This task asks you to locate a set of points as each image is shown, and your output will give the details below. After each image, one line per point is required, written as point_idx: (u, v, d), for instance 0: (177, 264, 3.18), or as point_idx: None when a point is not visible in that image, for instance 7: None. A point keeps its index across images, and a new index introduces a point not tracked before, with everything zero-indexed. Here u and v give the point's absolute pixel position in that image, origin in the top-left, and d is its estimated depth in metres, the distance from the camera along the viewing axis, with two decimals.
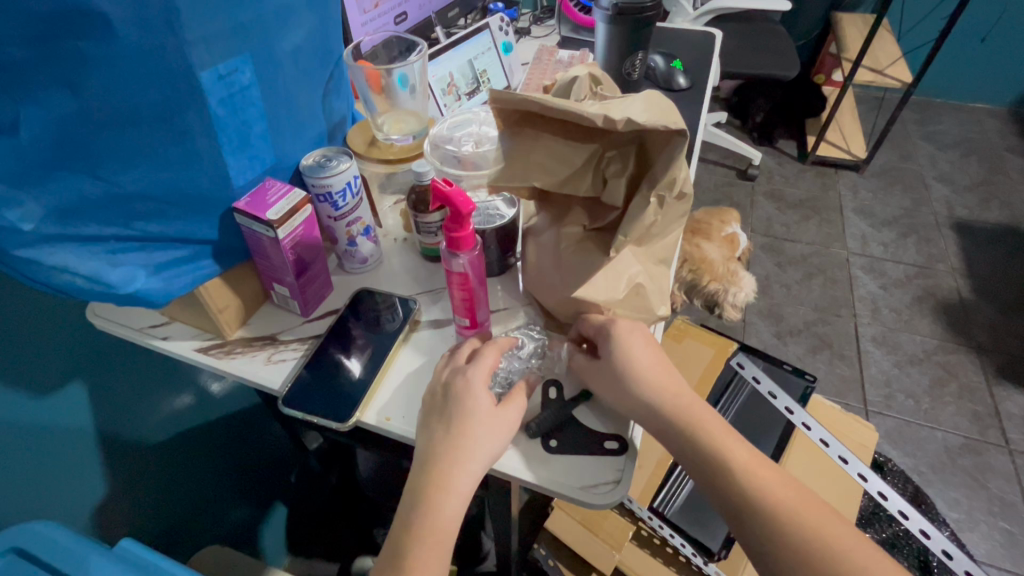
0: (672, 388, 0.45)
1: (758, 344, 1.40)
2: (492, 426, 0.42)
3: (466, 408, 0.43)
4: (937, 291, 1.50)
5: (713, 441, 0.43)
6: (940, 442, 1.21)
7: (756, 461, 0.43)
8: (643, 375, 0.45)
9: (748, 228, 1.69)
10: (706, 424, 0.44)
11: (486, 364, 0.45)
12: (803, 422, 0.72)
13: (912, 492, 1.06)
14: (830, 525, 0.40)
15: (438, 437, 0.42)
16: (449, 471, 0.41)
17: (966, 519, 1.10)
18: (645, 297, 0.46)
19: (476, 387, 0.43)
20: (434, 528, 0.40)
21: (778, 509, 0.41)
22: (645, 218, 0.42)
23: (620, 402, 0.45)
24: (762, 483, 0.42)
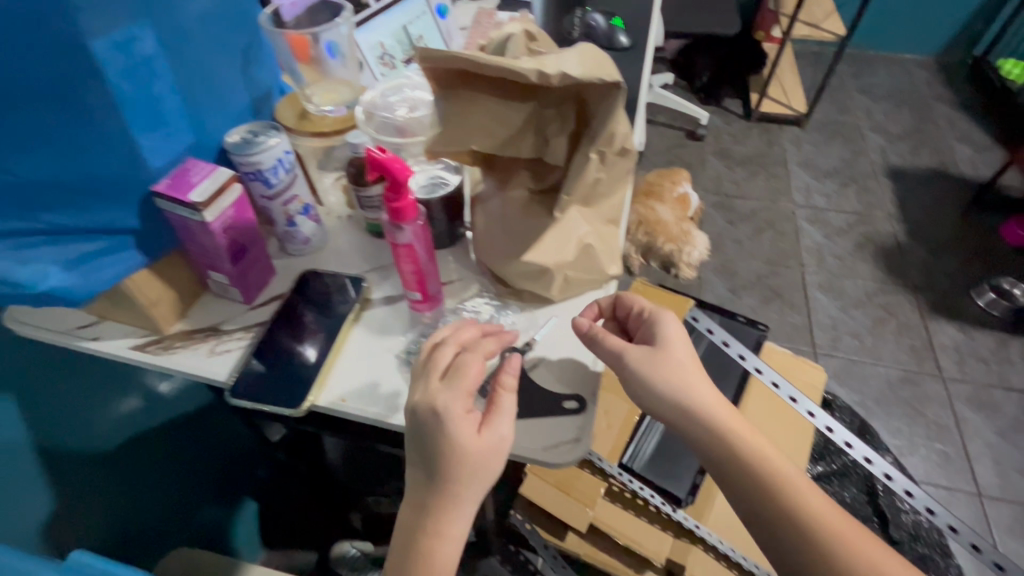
0: (723, 404, 0.46)
1: (715, 299, 1.45)
2: (483, 459, 0.40)
3: (451, 447, 0.39)
4: (875, 236, 1.58)
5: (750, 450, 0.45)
6: (882, 376, 1.29)
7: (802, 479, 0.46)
8: (690, 379, 0.45)
9: (699, 188, 1.72)
10: (744, 436, 0.46)
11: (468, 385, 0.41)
12: (755, 367, 0.71)
13: (858, 425, 1.13)
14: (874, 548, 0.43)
15: (427, 480, 0.40)
16: (441, 517, 0.40)
17: (907, 444, 1.19)
18: (594, 257, 0.48)
19: (457, 421, 0.39)
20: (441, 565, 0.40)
21: (827, 531, 0.43)
22: (586, 175, 0.42)
23: (671, 401, 0.45)
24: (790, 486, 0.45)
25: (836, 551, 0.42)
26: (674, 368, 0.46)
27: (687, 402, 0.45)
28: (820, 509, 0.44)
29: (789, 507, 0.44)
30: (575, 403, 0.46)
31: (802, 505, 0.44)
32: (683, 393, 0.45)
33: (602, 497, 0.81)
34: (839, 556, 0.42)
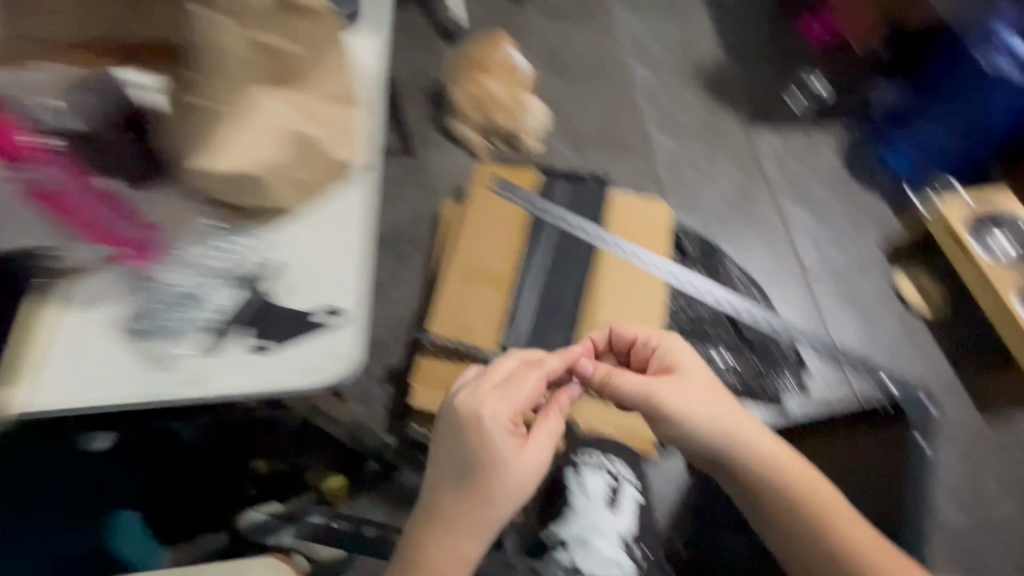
0: (717, 414, 0.72)
1: (562, 163, 1.44)
2: (515, 449, 0.62)
3: (501, 454, 0.61)
4: (699, 60, 1.60)
5: (755, 457, 0.71)
6: (718, 196, 1.39)
7: (786, 454, 0.72)
8: (698, 399, 0.72)
9: (525, 45, 1.59)
10: (749, 439, 0.72)
11: (513, 405, 0.64)
12: None
13: (703, 252, 1.27)
14: (852, 523, 0.70)
15: (446, 486, 0.61)
16: (462, 519, 0.60)
17: (744, 251, 1.32)
18: (309, 141, 0.56)
19: (501, 435, 0.62)
20: (471, 516, 0.60)
21: (823, 505, 0.70)
22: (242, 49, 0.51)
23: (684, 400, 0.71)
24: (784, 473, 0.71)
25: (821, 511, 0.70)
26: (677, 388, 0.72)
27: (725, 435, 0.71)
28: (820, 500, 0.70)
29: (780, 478, 0.71)
30: (333, 313, 0.57)
31: (807, 485, 0.71)
32: (693, 402, 0.72)
33: None
34: (828, 527, 0.69)
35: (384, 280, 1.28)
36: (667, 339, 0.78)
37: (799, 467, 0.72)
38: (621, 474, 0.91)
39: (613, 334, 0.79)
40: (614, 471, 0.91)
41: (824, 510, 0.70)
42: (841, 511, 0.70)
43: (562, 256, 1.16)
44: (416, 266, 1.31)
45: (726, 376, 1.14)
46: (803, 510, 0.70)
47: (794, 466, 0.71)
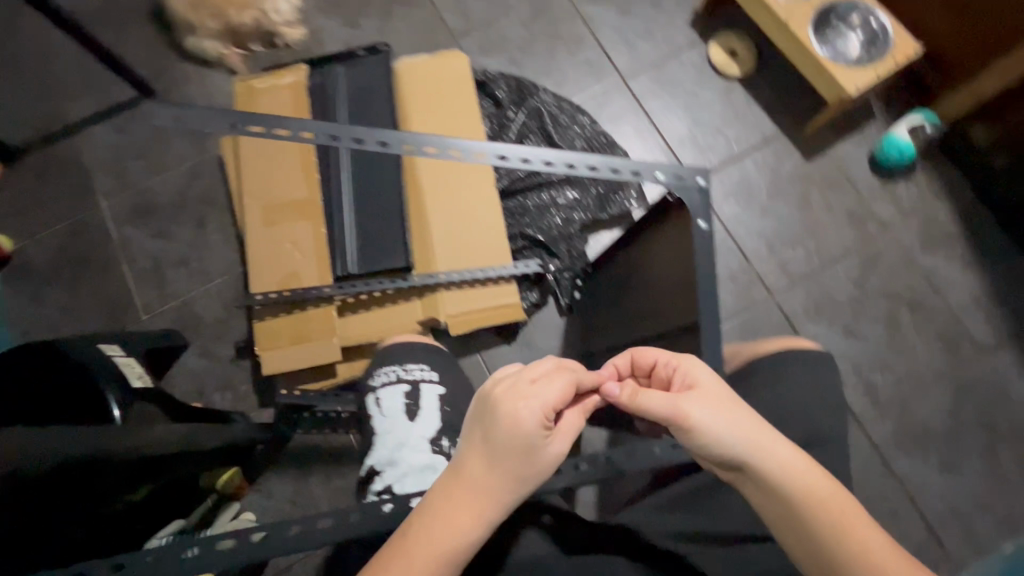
0: (802, 462, 0.53)
1: (337, 46, 1.22)
2: (533, 464, 0.52)
3: (534, 454, 0.52)
4: None
5: (820, 515, 0.51)
6: (517, 24, 1.24)
7: (828, 487, 0.53)
8: (732, 419, 0.52)
9: None
10: (837, 516, 0.52)
11: (546, 403, 0.52)
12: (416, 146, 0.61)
13: (517, 88, 1.16)
14: (873, 545, 0.51)
15: (478, 447, 0.53)
16: (462, 501, 0.52)
17: (561, 76, 1.21)
18: None
19: (536, 429, 0.52)
20: (444, 544, 0.51)
21: (829, 530, 0.51)
22: None
23: (716, 437, 0.52)
24: (862, 551, 0.51)
25: (828, 535, 0.51)
26: (716, 395, 0.54)
27: (804, 486, 0.52)
28: (825, 514, 0.51)
29: (803, 507, 0.51)
30: None
31: (814, 507, 0.51)
32: (722, 417, 0.52)
33: (337, 335, 0.97)
34: (825, 540, 0.51)
35: (196, 253, 1.12)
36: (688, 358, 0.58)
37: (823, 486, 0.52)
38: (409, 370, 0.71)
39: (634, 359, 0.60)
40: (401, 370, 0.71)
41: (837, 538, 0.51)
42: (865, 526, 0.52)
43: (362, 162, 1.04)
44: (225, 224, 1.14)
45: (573, 214, 1.11)
46: (809, 514, 0.51)
47: (820, 485, 0.52)
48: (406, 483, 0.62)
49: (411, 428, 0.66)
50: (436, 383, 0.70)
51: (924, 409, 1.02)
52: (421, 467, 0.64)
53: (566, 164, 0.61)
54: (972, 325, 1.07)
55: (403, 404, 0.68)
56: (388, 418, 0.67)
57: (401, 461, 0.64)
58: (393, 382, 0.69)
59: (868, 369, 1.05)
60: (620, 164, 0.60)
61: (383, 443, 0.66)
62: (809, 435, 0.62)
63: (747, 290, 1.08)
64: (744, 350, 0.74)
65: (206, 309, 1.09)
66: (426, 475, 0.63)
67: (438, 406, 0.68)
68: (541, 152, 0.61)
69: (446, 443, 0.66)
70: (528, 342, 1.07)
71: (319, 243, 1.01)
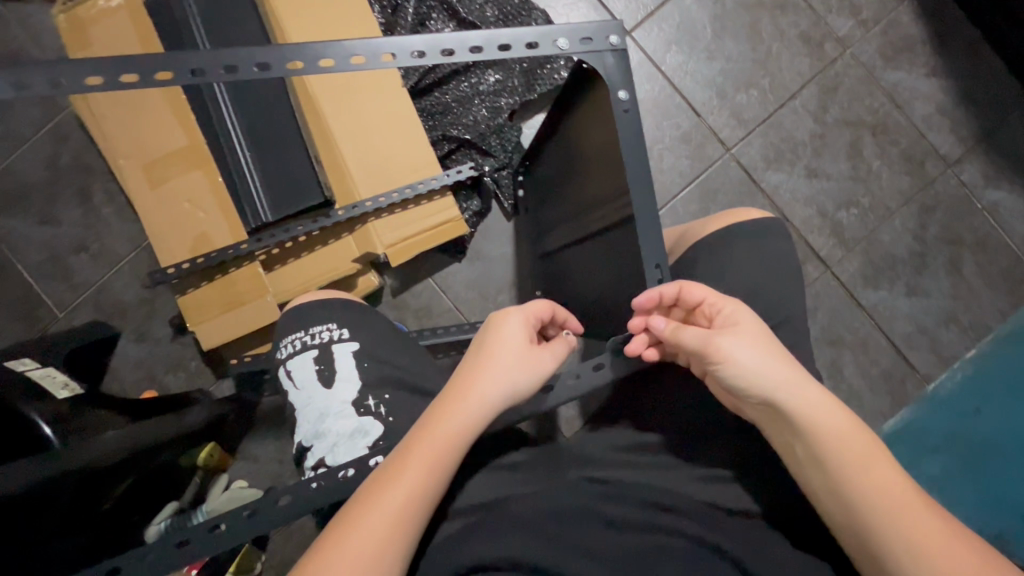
0: (823, 403, 0.48)
1: None
2: (522, 366, 0.54)
3: (523, 354, 0.54)
4: None
5: (830, 453, 0.47)
6: None
7: (866, 447, 0.47)
8: (768, 352, 0.49)
9: None
10: (852, 460, 0.47)
11: (527, 312, 0.57)
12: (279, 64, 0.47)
13: None
14: (921, 516, 0.44)
15: (466, 361, 0.55)
16: (454, 401, 0.52)
17: None
18: None
19: (519, 325, 0.56)
20: (439, 449, 0.50)
21: (867, 497, 0.45)
22: None
23: (757, 364, 0.49)
24: (879, 502, 0.45)
25: (860, 498, 0.46)
26: (754, 332, 0.51)
27: (814, 425, 0.47)
28: (864, 478, 0.46)
29: (835, 462, 0.47)
30: None
31: (851, 463, 0.46)
32: (761, 359, 0.49)
33: (268, 294, 0.88)
34: (860, 505, 0.45)
35: (91, 232, 0.99)
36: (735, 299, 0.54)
37: (861, 446, 0.47)
38: (315, 334, 0.64)
39: (682, 292, 0.52)
40: (306, 335, 0.64)
41: (869, 500, 0.45)
42: (912, 493, 0.46)
43: (244, 92, 0.87)
44: (113, 192, 0.99)
45: (499, 100, 0.97)
46: (837, 470, 0.46)
47: (856, 436, 0.47)
48: (338, 452, 0.60)
49: (329, 395, 0.62)
50: (348, 340, 0.64)
51: (890, 237, 1.00)
52: (349, 432, 0.61)
53: (442, 51, 0.48)
54: (937, 138, 1.01)
55: (315, 371, 0.63)
56: (304, 391, 0.63)
57: (328, 432, 0.61)
58: (301, 352, 0.63)
59: (833, 208, 1.00)
60: (507, 40, 0.48)
61: (305, 415, 0.63)
62: (772, 311, 0.59)
63: (702, 149, 0.99)
64: (696, 224, 0.67)
65: (125, 292, 0.99)
66: (357, 439, 0.60)
67: (354, 364, 0.63)
68: (408, 40, 0.48)
69: (372, 402, 0.62)
70: (478, 254, 1.00)
71: (218, 195, 0.88)
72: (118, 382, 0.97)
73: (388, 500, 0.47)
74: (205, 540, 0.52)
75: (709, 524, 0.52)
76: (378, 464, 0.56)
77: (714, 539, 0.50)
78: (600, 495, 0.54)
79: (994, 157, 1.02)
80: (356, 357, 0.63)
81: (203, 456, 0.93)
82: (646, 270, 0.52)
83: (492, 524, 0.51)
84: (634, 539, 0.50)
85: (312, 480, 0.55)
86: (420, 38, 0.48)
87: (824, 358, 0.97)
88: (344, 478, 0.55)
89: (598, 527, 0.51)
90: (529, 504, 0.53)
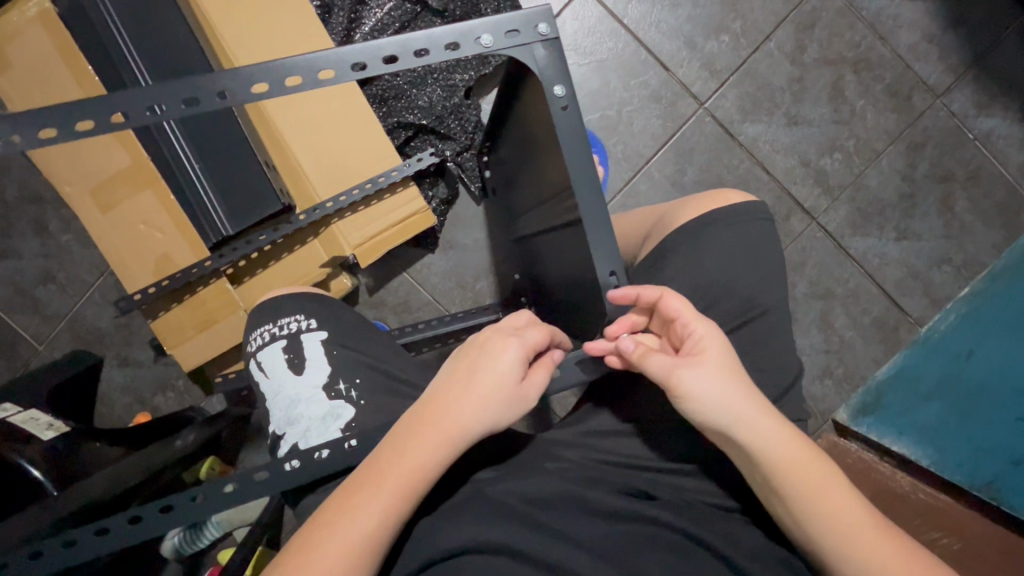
0: (780, 432, 0.47)
1: None
2: (507, 397, 0.48)
3: (515, 388, 0.48)
4: None
5: (790, 483, 0.47)
6: None
7: (830, 478, 0.47)
8: (733, 387, 0.48)
9: None
10: (810, 486, 0.47)
11: (527, 340, 0.49)
12: (171, 98, 0.40)
13: None
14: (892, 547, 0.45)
15: (450, 388, 0.48)
16: (428, 438, 0.46)
17: None
18: None
19: (516, 351, 0.48)
20: (408, 484, 0.45)
21: (839, 528, 0.46)
22: None
23: (721, 398, 0.47)
24: (836, 527, 0.46)
25: (833, 530, 0.46)
26: (723, 363, 0.48)
27: (772, 458, 0.47)
28: (834, 510, 0.46)
29: (801, 499, 0.46)
30: None
31: (817, 498, 0.46)
32: (725, 393, 0.47)
33: (240, 309, 0.86)
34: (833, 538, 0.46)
35: (56, 262, 0.96)
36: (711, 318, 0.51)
37: (827, 480, 0.47)
38: (283, 325, 0.61)
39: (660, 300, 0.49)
40: (273, 327, 0.62)
41: (842, 533, 0.46)
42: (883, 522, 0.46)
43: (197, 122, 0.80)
44: (69, 218, 0.96)
45: (453, 77, 0.92)
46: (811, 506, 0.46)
47: (819, 468, 0.47)
48: (310, 437, 0.56)
49: (300, 381, 0.59)
50: (317, 329, 0.62)
51: (878, 180, 0.96)
52: (321, 416, 0.57)
53: (353, 66, 0.41)
54: (924, 68, 0.95)
55: (284, 359, 0.60)
56: (274, 379, 0.60)
57: (300, 418, 0.57)
58: (269, 344, 0.61)
59: (816, 155, 0.96)
60: (424, 43, 0.42)
61: (276, 404, 0.59)
62: (750, 301, 0.57)
63: (674, 106, 0.94)
64: (671, 211, 0.64)
65: (99, 318, 0.97)
66: (329, 423, 0.57)
67: (324, 351, 0.61)
68: (312, 58, 0.41)
69: (343, 386, 0.59)
70: (451, 244, 0.98)
71: (173, 212, 0.82)
72: (108, 408, 0.97)
73: (348, 532, 0.43)
74: (156, 522, 0.46)
75: (694, 518, 0.50)
76: (327, 455, 0.50)
77: (700, 531, 0.48)
78: (585, 482, 0.51)
79: (987, 83, 0.96)
80: (325, 345, 0.61)
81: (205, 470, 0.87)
82: (601, 278, 0.49)
83: (469, 510, 0.47)
84: (620, 526, 0.48)
85: (259, 467, 0.48)
86: (328, 53, 0.41)
87: (814, 311, 0.95)
88: (290, 469, 0.48)
89: (583, 515, 0.48)
90: (507, 488, 0.50)
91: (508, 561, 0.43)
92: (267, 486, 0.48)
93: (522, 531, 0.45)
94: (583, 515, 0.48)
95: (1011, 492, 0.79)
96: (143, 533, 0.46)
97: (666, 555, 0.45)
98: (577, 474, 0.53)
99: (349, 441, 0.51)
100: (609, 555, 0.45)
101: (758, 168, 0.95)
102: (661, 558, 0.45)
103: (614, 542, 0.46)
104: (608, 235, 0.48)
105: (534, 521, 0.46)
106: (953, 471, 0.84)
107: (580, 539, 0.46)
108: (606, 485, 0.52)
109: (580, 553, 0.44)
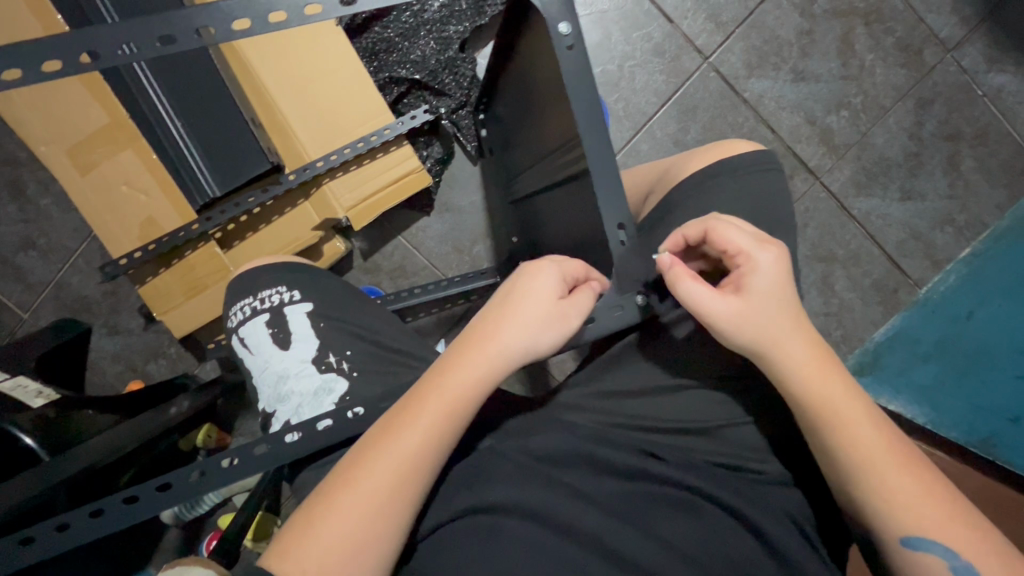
0: (814, 368, 0.45)
1: None
2: (545, 314, 0.44)
3: (552, 312, 0.44)
4: None
5: (822, 418, 0.44)
6: None
7: (865, 425, 0.44)
8: (802, 336, 0.46)
9: None
10: (840, 416, 0.44)
11: (560, 266, 0.46)
12: (141, 32, 0.36)
13: None
14: (921, 504, 0.42)
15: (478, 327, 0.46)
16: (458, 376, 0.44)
17: None
18: None
19: (548, 276, 0.46)
20: (444, 404, 0.43)
21: (864, 471, 0.43)
22: None
23: (755, 335, 0.45)
24: (864, 452, 0.43)
25: (859, 473, 0.43)
26: (770, 308, 0.45)
27: (808, 395, 0.45)
28: (861, 449, 0.43)
29: (827, 433, 0.44)
30: None
31: (840, 435, 0.44)
32: (785, 334, 0.45)
33: (231, 268, 0.84)
34: (855, 482, 0.43)
35: (36, 228, 0.93)
36: (776, 247, 0.46)
37: (858, 425, 0.44)
38: (265, 298, 0.59)
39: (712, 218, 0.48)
40: (255, 300, 0.59)
41: (864, 486, 0.43)
42: (923, 482, 0.43)
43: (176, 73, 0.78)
44: (46, 180, 0.92)
45: (447, 29, 0.87)
46: (829, 446, 0.44)
47: (849, 405, 0.45)
48: (303, 413, 0.55)
49: (287, 356, 0.57)
50: (301, 301, 0.60)
51: (883, 138, 0.94)
52: (313, 391, 0.55)
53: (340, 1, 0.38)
54: (936, 21, 0.92)
55: (268, 333, 0.58)
56: (258, 355, 0.58)
57: (289, 394, 0.56)
58: (251, 317, 0.59)
59: (822, 113, 0.93)
60: None
61: (264, 381, 0.57)
62: None
63: (678, 61, 0.90)
64: (676, 166, 0.62)
65: (85, 286, 0.94)
66: (322, 397, 0.55)
67: (310, 324, 0.59)
68: None
69: (334, 358, 0.57)
70: (447, 207, 0.95)
71: (155, 174, 0.78)
72: (99, 377, 0.95)
73: (386, 465, 0.41)
74: (152, 500, 0.45)
75: (708, 475, 0.48)
76: (330, 425, 0.48)
77: (714, 490, 0.47)
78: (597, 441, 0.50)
79: (998, 35, 0.92)
80: (312, 317, 0.59)
81: (202, 437, 0.87)
82: (608, 233, 0.46)
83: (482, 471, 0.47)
84: (630, 487, 0.47)
85: (257, 441, 0.47)
86: None
87: (814, 274, 0.95)
88: (291, 441, 0.47)
89: (594, 474, 0.47)
90: (518, 445, 0.49)
91: (519, 521, 0.43)
92: (266, 461, 0.46)
93: (534, 488, 0.45)
94: (595, 475, 0.47)
95: (1009, 448, 0.79)
96: (140, 512, 0.45)
97: (680, 516, 0.45)
98: (590, 426, 0.51)
99: (350, 411, 0.49)
100: (620, 511, 0.45)
101: (761, 127, 0.93)
102: (675, 520, 0.45)
103: (623, 502, 0.46)
104: (617, 186, 0.45)
105: (551, 479, 0.46)
106: (950, 428, 0.84)
107: (592, 496, 0.46)
108: (619, 443, 0.49)
109: (592, 512, 0.44)
